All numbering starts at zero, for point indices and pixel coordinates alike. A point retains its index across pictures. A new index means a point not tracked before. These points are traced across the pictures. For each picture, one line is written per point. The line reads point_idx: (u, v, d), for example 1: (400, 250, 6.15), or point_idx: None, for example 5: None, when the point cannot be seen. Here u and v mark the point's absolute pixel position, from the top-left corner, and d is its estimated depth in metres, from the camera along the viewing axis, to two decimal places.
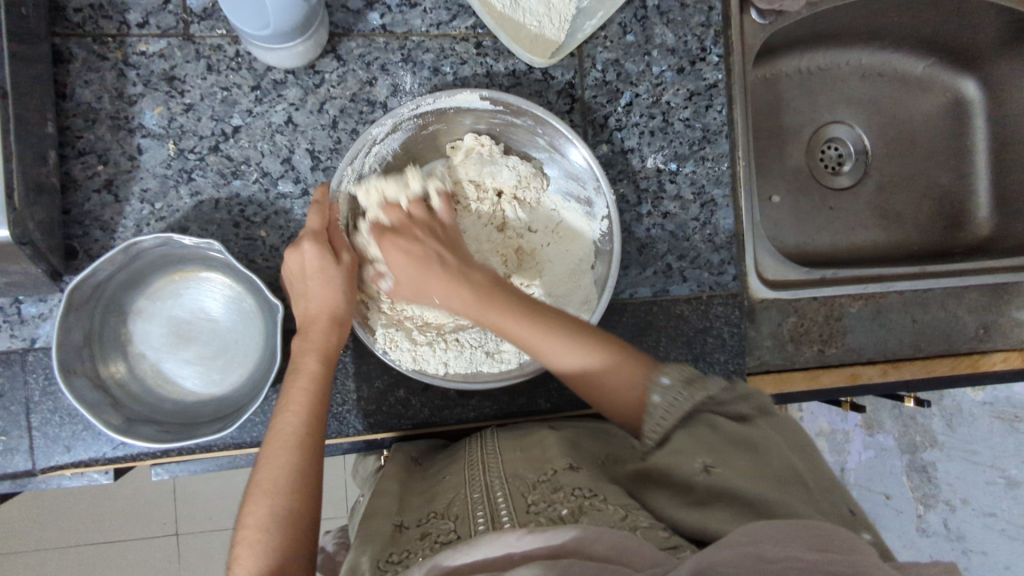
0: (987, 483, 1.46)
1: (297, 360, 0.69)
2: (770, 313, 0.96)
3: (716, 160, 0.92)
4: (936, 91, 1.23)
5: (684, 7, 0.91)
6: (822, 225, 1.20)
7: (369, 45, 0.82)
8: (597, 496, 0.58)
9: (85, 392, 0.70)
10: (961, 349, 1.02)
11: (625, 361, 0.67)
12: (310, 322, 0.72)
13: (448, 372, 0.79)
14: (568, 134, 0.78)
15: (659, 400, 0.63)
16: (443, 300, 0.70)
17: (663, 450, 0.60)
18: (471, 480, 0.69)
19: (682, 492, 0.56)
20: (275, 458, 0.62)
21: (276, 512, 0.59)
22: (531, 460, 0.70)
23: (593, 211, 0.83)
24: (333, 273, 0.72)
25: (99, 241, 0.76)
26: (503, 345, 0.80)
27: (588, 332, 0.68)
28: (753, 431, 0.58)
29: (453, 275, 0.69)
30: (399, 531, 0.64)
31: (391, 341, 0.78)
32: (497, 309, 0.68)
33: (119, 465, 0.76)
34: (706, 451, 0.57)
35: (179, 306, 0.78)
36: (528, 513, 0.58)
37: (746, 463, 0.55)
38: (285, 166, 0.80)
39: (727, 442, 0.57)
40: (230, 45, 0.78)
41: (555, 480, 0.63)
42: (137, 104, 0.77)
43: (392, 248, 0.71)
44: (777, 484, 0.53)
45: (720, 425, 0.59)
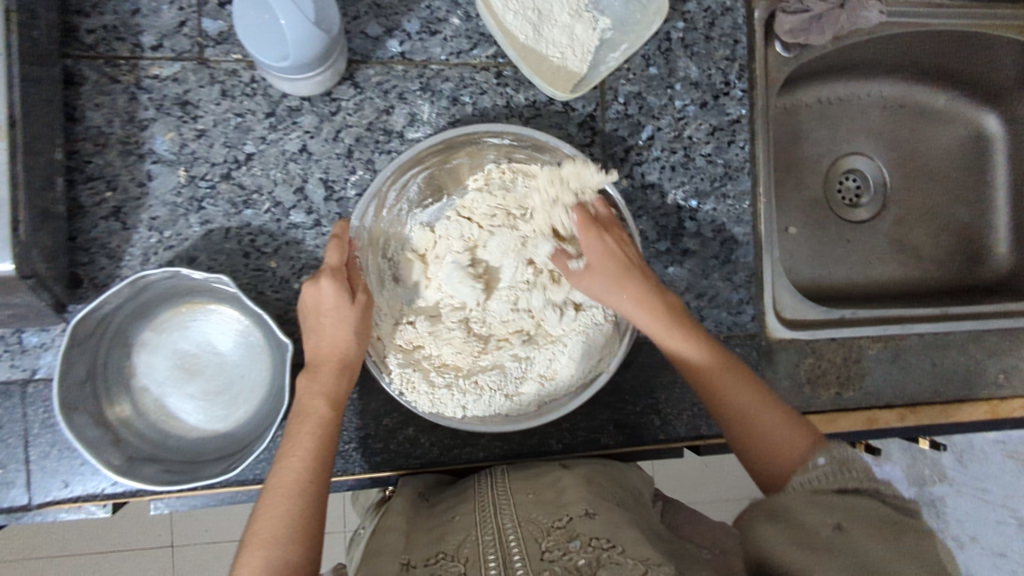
0: (999, 524, 1.45)
1: (304, 403, 0.67)
2: (788, 352, 0.93)
3: (738, 197, 0.90)
4: (957, 124, 1.21)
5: (709, 39, 0.89)
6: (839, 258, 1.18)
7: (388, 73, 0.80)
8: (615, 549, 0.57)
9: (85, 429, 0.67)
10: (981, 394, 1.00)
11: (790, 426, 0.67)
12: (319, 361, 0.70)
13: (465, 416, 0.77)
14: (597, 177, 0.78)
15: (822, 465, 0.60)
16: (623, 302, 0.75)
17: (806, 499, 0.57)
18: (482, 522, 0.66)
19: (796, 533, 0.53)
20: (275, 506, 0.60)
21: (269, 565, 0.57)
22: (542, 503, 0.68)
23: None
24: (348, 312, 0.70)
25: (106, 269, 0.74)
26: (522, 388, 0.79)
27: (763, 393, 0.71)
28: (911, 524, 0.53)
29: (644, 285, 0.75)
30: (406, 569, 0.62)
31: (407, 382, 0.76)
32: (673, 325, 0.74)
33: (118, 500, 0.74)
34: (844, 513, 0.54)
35: (186, 339, 0.76)
36: (543, 561, 0.57)
37: (886, 539, 0.51)
38: (298, 196, 0.78)
39: (875, 518, 0.53)
40: (245, 70, 0.76)
41: (571, 526, 0.61)
42: (148, 129, 0.75)
43: (592, 244, 0.74)
44: (910, 566, 0.48)
45: (877, 507, 0.55)
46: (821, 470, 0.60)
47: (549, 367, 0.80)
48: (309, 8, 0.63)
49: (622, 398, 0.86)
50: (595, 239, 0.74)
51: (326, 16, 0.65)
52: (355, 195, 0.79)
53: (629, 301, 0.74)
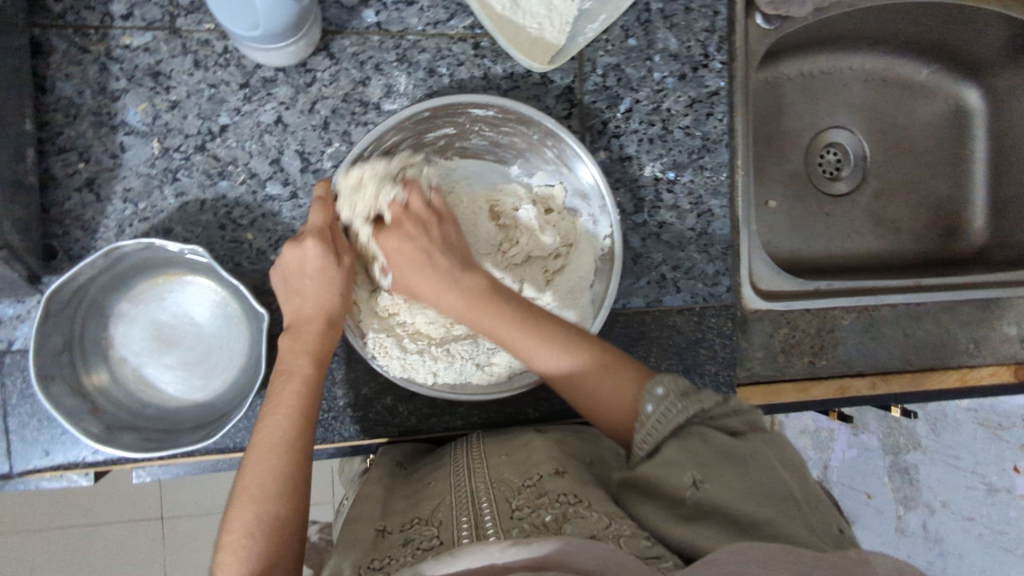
0: (967, 489, 1.46)
1: (289, 362, 0.67)
2: (761, 323, 0.95)
3: (715, 169, 0.90)
4: (938, 98, 1.21)
5: (688, 11, 0.89)
6: (817, 231, 1.19)
7: (364, 44, 0.79)
8: (581, 503, 0.57)
9: (62, 398, 0.68)
10: (951, 362, 1.03)
11: (615, 369, 0.65)
12: (302, 322, 0.70)
13: (436, 383, 0.78)
14: (578, 150, 0.78)
15: (652, 411, 0.61)
16: (435, 297, 0.70)
17: (655, 460, 0.58)
18: (456, 486, 0.68)
19: (670, 506, 0.55)
20: (261, 462, 0.60)
21: (260, 518, 0.57)
22: (517, 465, 0.69)
23: (597, 229, 0.82)
24: (332, 273, 0.70)
25: (80, 241, 0.74)
26: (495, 358, 0.79)
27: (587, 346, 0.67)
28: (745, 445, 0.57)
29: (446, 273, 0.69)
30: (381, 535, 0.63)
31: (381, 347, 0.76)
32: (490, 314, 0.68)
33: (99, 469, 0.74)
34: (696, 463, 0.56)
35: (162, 310, 0.76)
36: (511, 519, 0.57)
37: (739, 481, 0.54)
38: (274, 168, 0.78)
39: (717, 455, 0.56)
40: (218, 40, 0.76)
41: (540, 486, 0.62)
42: (120, 99, 0.74)
43: (391, 249, 0.70)
44: (767, 502, 0.52)
45: (712, 438, 0.58)
46: (652, 418, 0.60)
47: None
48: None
49: None
50: (398, 233, 0.70)
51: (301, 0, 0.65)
52: (332, 167, 0.79)
53: (435, 291, 0.70)
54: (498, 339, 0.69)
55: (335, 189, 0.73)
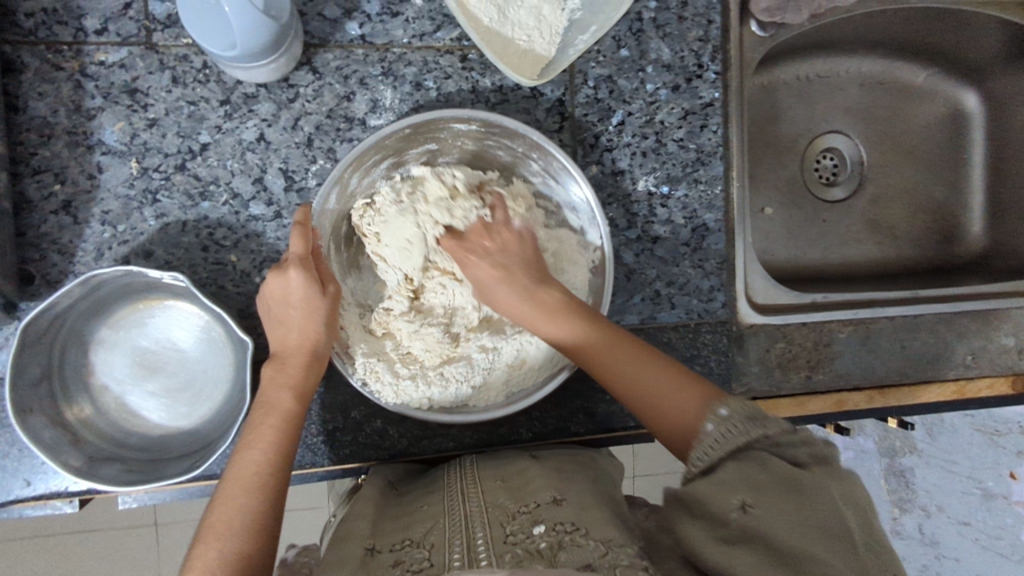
0: (961, 493, 1.45)
1: (271, 394, 0.65)
2: (758, 338, 0.93)
3: (710, 182, 0.89)
4: (936, 102, 1.19)
5: (682, 19, 0.87)
6: (814, 240, 1.18)
7: (348, 58, 0.77)
8: (580, 530, 0.57)
9: (41, 430, 0.66)
10: (948, 375, 1.01)
11: (687, 392, 0.65)
12: (287, 353, 0.68)
13: (431, 407, 0.76)
14: (568, 165, 0.76)
15: (712, 428, 0.60)
16: (508, 303, 0.71)
17: (705, 478, 0.56)
18: (449, 509, 0.67)
19: (713, 527, 0.53)
20: (232, 498, 0.59)
21: (223, 559, 0.55)
22: (512, 491, 0.68)
23: (586, 239, 0.80)
24: (316, 304, 0.68)
25: (57, 265, 0.72)
26: (490, 377, 0.78)
27: (665, 371, 0.67)
28: (810, 474, 0.53)
29: (529, 288, 0.70)
30: (370, 553, 0.62)
31: (372, 372, 0.73)
32: (563, 323, 0.69)
33: (82, 498, 0.73)
34: (747, 487, 0.53)
35: (144, 335, 0.74)
36: (505, 544, 0.57)
37: (790, 507, 0.51)
38: (257, 187, 0.75)
39: (772, 480, 0.53)
40: (197, 55, 0.73)
41: (536, 512, 0.61)
42: (96, 119, 0.72)
43: (478, 262, 0.71)
44: (813, 533, 0.49)
45: (771, 462, 0.54)
46: (711, 435, 0.59)
47: (518, 355, 0.79)
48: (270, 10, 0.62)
49: (590, 385, 0.86)
50: (478, 253, 0.71)
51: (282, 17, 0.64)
52: (316, 185, 0.77)
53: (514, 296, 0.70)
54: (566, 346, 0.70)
55: (313, 214, 0.71)
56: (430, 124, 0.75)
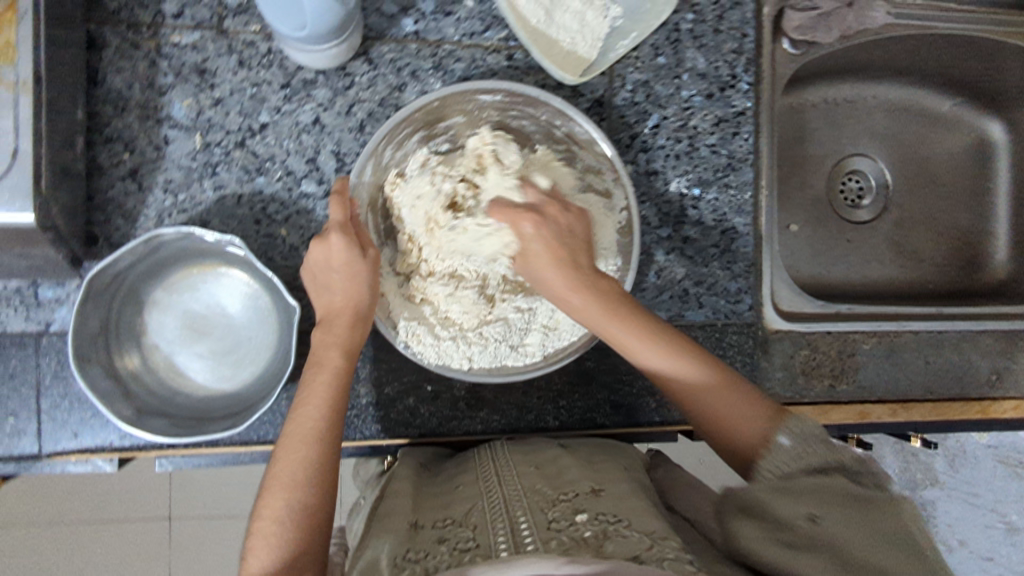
0: (986, 527, 1.44)
1: (320, 353, 0.69)
2: (782, 343, 0.94)
3: (740, 188, 0.92)
4: (961, 130, 1.22)
5: (717, 31, 0.91)
6: (838, 258, 1.20)
7: (402, 51, 0.82)
8: (621, 523, 0.59)
9: (97, 380, 0.70)
10: (972, 393, 1.02)
11: (750, 407, 0.67)
12: (332, 315, 0.72)
13: (471, 368, 0.78)
14: (591, 130, 0.79)
15: (787, 445, 0.62)
16: (564, 295, 0.71)
17: (774, 486, 0.58)
18: (487, 492, 0.68)
19: (773, 528, 0.56)
20: (292, 451, 0.64)
21: (291, 507, 0.60)
22: (547, 477, 0.70)
23: (613, 204, 0.82)
24: (359, 265, 0.72)
25: (120, 229, 0.76)
26: (527, 338, 0.80)
27: (728, 384, 0.68)
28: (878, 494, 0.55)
29: (584, 279, 0.71)
30: (415, 530, 0.64)
31: (413, 335, 0.77)
32: (624, 327, 0.69)
33: (124, 454, 0.76)
34: (819, 499, 0.56)
35: (196, 300, 0.78)
36: (550, 530, 0.58)
37: (856, 521, 0.53)
38: (310, 166, 0.80)
39: (844, 495, 0.55)
40: (263, 42, 0.78)
41: (576, 500, 0.64)
42: (167, 95, 0.77)
43: (534, 237, 0.72)
44: (880, 547, 0.51)
45: (841, 478, 0.57)
46: (787, 452, 0.61)
47: (551, 317, 0.80)
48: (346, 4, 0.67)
49: (619, 379, 0.88)
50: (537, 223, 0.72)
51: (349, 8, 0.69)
52: None
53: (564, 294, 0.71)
54: (623, 349, 0.70)
55: (351, 186, 0.75)
56: (454, 96, 0.78)
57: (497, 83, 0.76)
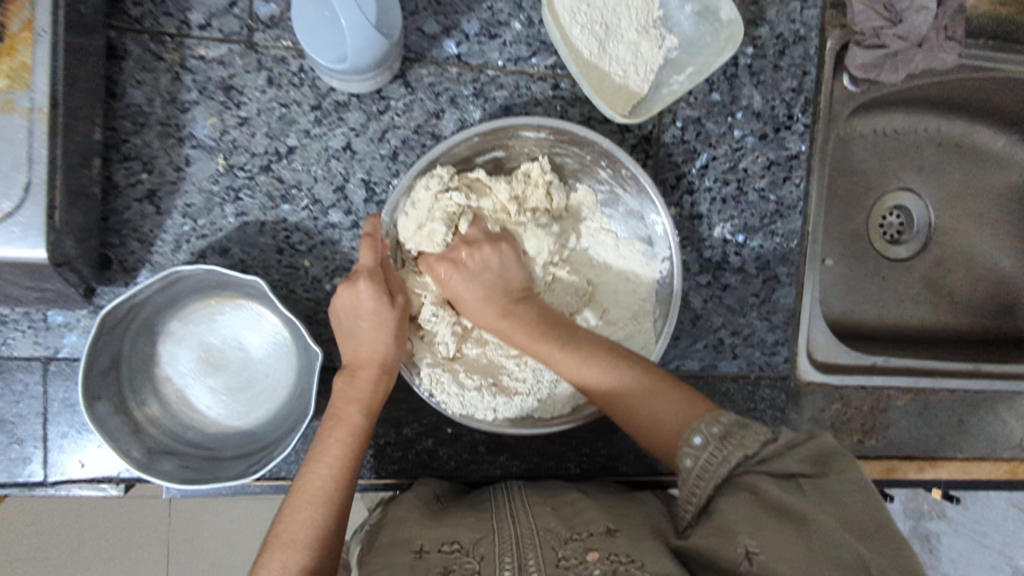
0: (990, 567, 1.43)
1: (339, 407, 0.66)
2: (814, 396, 0.91)
3: (786, 236, 0.87)
4: (1012, 171, 1.17)
5: (777, 68, 0.85)
6: (873, 297, 1.15)
7: (441, 75, 0.77)
8: (634, 561, 0.55)
9: (107, 417, 0.66)
10: (1003, 454, 0.98)
11: (673, 404, 0.64)
12: (357, 365, 0.68)
13: (495, 419, 0.74)
14: (650, 191, 0.73)
15: (700, 445, 0.59)
16: (483, 319, 0.69)
17: (709, 528, 0.55)
18: (499, 528, 0.66)
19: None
20: (300, 510, 0.60)
21: (290, 572, 0.57)
22: (563, 518, 0.67)
23: (654, 251, 0.77)
24: (388, 315, 0.67)
25: (135, 253, 0.72)
26: (557, 390, 0.76)
27: (647, 384, 0.65)
28: (804, 504, 0.53)
29: (497, 303, 0.69)
30: (419, 557, 0.60)
31: (437, 382, 0.73)
32: (544, 342, 0.68)
33: (131, 487, 0.73)
34: (749, 528, 0.52)
35: (212, 333, 0.74)
36: (558, 568, 0.56)
37: (795, 543, 0.50)
38: (338, 195, 0.75)
39: (772, 518, 0.52)
40: (294, 59, 0.73)
41: (590, 540, 0.60)
42: (190, 111, 0.72)
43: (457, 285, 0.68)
44: (822, 562, 0.48)
45: (764, 492, 0.54)
46: (698, 453, 0.59)
47: None
48: (390, 47, 0.63)
49: None
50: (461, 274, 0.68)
51: (396, 49, 0.66)
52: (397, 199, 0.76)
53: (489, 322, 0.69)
54: (544, 361, 0.69)
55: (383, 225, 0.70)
56: (497, 132, 0.72)
57: (541, 121, 0.71)
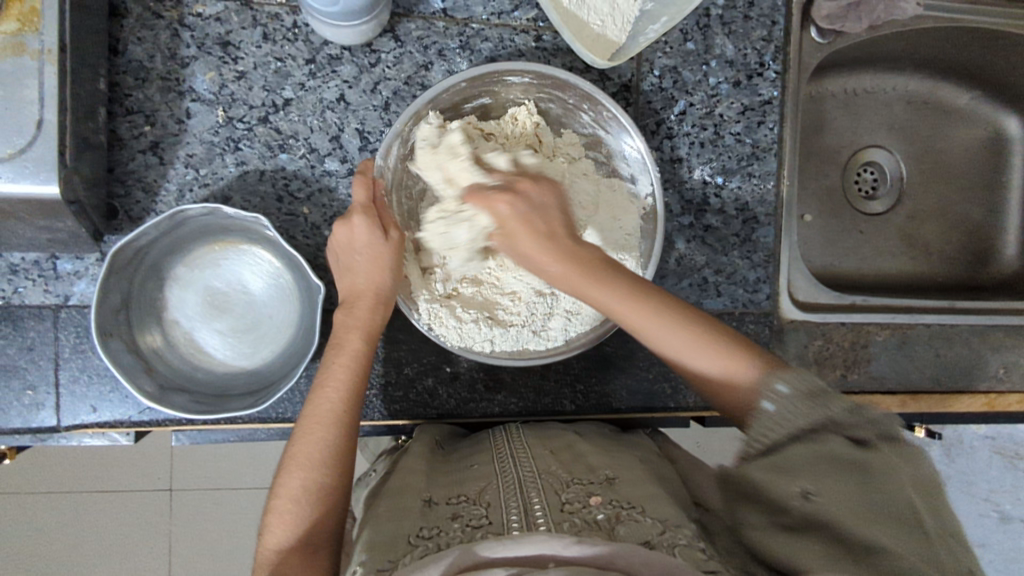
0: (979, 516, 1.46)
1: (340, 336, 0.69)
2: (797, 334, 0.95)
3: (763, 177, 0.91)
4: (977, 125, 1.21)
5: (747, 19, 0.90)
6: (851, 248, 1.19)
7: (429, 29, 0.80)
8: (636, 508, 0.58)
9: (119, 354, 0.69)
10: (980, 387, 1.03)
11: (741, 363, 0.64)
12: (355, 297, 0.71)
13: (493, 351, 0.78)
14: (623, 119, 0.78)
15: (770, 409, 0.59)
16: (543, 265, 0.65)
17: (767, 462, 0.54)
18: (502, 470, 0.67)
19: (773, 514, 0.52)
20: (311, 432, 0.64)
21: (307, 488, 0.61)
22: (565, 462, 0.69)
23: (637, 190, 0.81)
24: (381, 249, 0.71)
25: (141, 203, 0.75)
26: (549, 323, 0.80)
27: (717, 338, 0.65)
28: (880, 459, 0.50)
29: (557, 245, 0.64)
30: (428, 506, 0.62)
31: (435, 317, 0.77)
32: (617, 294, 0.65)
33: (141, 429, 0.76)
34: (810, 473, 0.51)
35: (217, 277, 0.77)
36: (563, 512, 0.57)
37: (855, 494, 0.48)
38: (333, 144, 0.78)
39: (836, 466, 0.50)
40: (288, 15, 0.77)
41: (591, 485, 0.62)
42: (189, 66, 0.75)
43: (508, 216, 0.63)
44: (879, 519, 0.47)
45: (836, 446, 0.51)
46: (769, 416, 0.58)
47: (575, 302, 0.80)
48: None
49: (636, 364, 0.88)
50: (512, 202, 0.63)
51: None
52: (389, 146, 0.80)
53: (542, 262, 0.64)
54: (606, 310, 0.66)
55: (377, 168, 0.75)
56: (482, 77, 0.76)
57: (523, 65, 0.75)
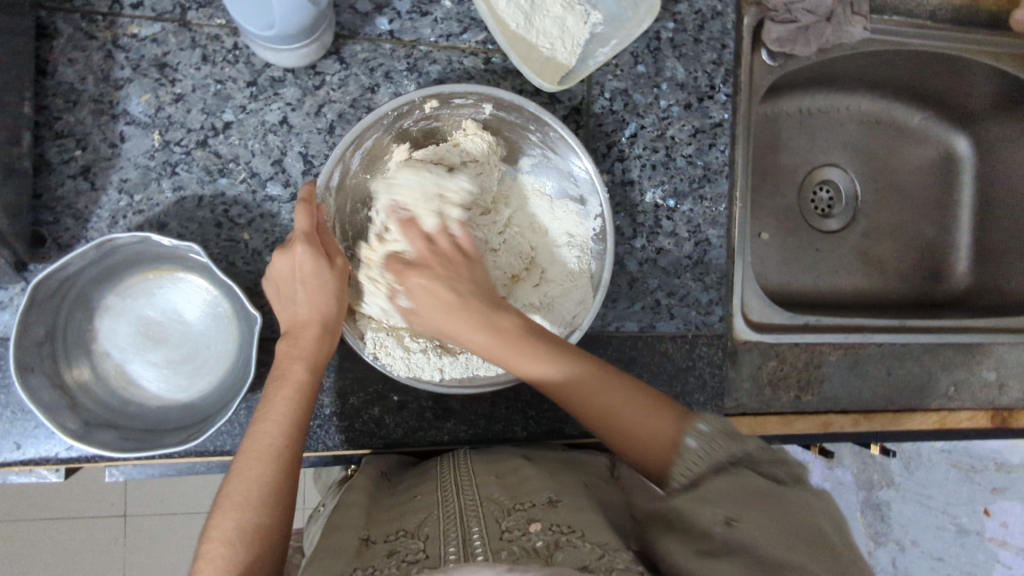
0: (938, 528, 1.46)
1: (284, 367, 0.67)
2: (751, 354, 0.95)
3: (715, 200, 0.91)
4: (928, 145, 1.23)
5: (698, 41, 0.90)
6: (806, 266, 1.19)
7: (375, 51, 0.79)
8: (575, 532, 0.55)
9: (40, 389, 0.66)
10: (932, 405, 1.04)
11: (661, 417, 0.65)
12: (299, 328, 0.69)
13: (442, 378, 0.76)
14: (570, 141, 0.76)
15: (695, 445, 0.62)
16: (468, 332, 0.67)
17: (691, 494, 0.56)
18: (444, 501, 0.65)
19: (693, 538, 0.52)
20: (248, 469, 0.61)
21: (241, 527, 0.57)
22: (509, 488, 0.67)
23: (587, 208, 0.81)
24: (327, 276, 0.69)
25: (69, 230, 0.72)
26: None
27: (641, 393, 0.67)
28: (789, 494, 0.53)
29: (481, 314, 0.67)
30: (365, 543, 0.59)
31: (381, 346, 0.74)
32: (528, 350, 0.66)
33: (70, 466, 0.72)
34: (730, 504, 0.53)
35: (151, 306, 0.74)
36: (502, 540, 0.55)
37: (772, 521, 0.50)
38: (276, 168, 0.76)
39: (756, 498, 0.52)
40: (228, 36, 0.75)
41: (533, 511, 0.60)
42: (124, 89, 0.73)
43: (415, 284, 0.68)
44: (791, 542, 0.48)
45: (750, 478, 0.55)
46: (696, 452, 0.61)
47: None
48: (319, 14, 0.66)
49: None
50: (431, 272, 0.68)
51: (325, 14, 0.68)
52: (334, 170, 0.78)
53: (462, 323, 0.67)
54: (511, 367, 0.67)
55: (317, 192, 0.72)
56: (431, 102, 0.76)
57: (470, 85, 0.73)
